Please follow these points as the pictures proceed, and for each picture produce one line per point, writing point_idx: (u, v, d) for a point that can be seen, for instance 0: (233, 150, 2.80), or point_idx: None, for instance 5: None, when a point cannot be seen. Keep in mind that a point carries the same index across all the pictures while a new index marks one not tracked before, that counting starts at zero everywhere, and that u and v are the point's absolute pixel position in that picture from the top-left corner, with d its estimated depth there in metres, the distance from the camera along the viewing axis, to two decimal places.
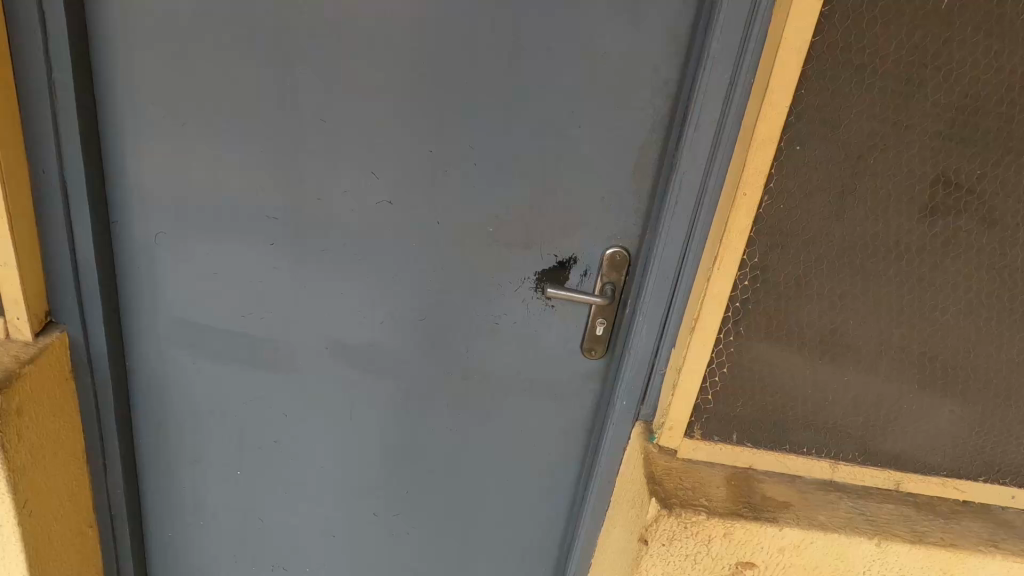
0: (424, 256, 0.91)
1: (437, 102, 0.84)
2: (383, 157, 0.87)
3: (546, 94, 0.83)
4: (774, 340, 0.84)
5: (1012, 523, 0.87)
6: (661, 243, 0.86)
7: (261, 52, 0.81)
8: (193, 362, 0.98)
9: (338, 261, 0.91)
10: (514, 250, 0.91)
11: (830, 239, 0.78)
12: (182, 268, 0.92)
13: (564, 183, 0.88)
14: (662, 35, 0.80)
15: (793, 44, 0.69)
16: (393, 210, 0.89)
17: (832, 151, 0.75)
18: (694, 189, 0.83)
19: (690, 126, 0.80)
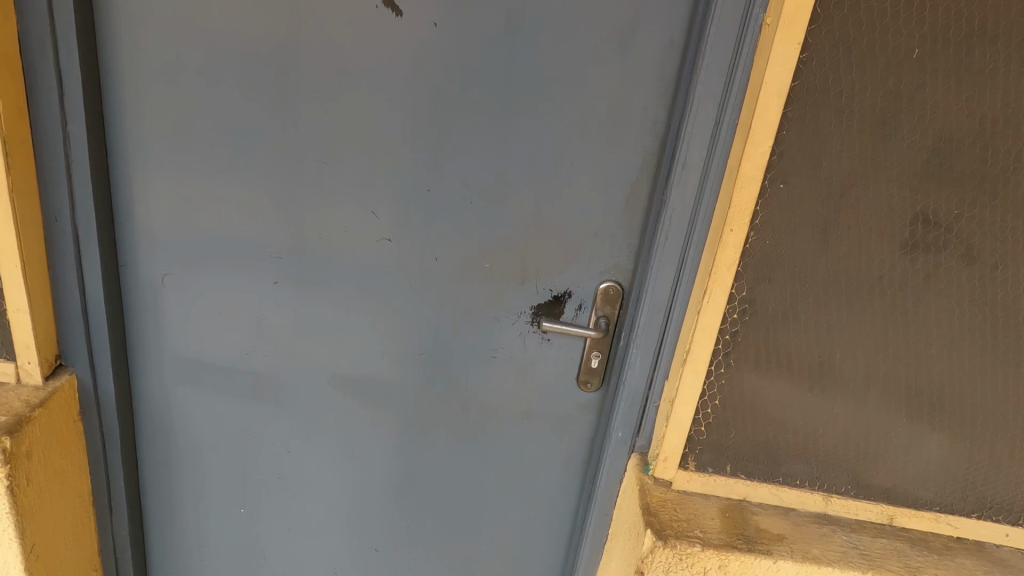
0: (421, 294, 0.93)
1: (432, 143, 0.86)
2: (380, 196, 0.89)
3: (538, 134, 0.86)
4: (764, 373, 0.85)
5: (1005, 561, 0.87)
6: (653, 276, 0.86)
7: (264, 100, 0.84)
8: (199, 398, 1.00)
9: (339, 299, 0.94)
10: (509, 284, 0.92)
11: (815, 274, 0.80)
12: (187, 308, 0.95)
13: (557, 220, 0.89)
14: (650, 76, 0.83)
15: (773, 87, 0.71)
16: (392, 248, 0.91)
17: (815, 189, 0.76)
18: (684, 224, 0.83)
19: (679, 164, 0.81)
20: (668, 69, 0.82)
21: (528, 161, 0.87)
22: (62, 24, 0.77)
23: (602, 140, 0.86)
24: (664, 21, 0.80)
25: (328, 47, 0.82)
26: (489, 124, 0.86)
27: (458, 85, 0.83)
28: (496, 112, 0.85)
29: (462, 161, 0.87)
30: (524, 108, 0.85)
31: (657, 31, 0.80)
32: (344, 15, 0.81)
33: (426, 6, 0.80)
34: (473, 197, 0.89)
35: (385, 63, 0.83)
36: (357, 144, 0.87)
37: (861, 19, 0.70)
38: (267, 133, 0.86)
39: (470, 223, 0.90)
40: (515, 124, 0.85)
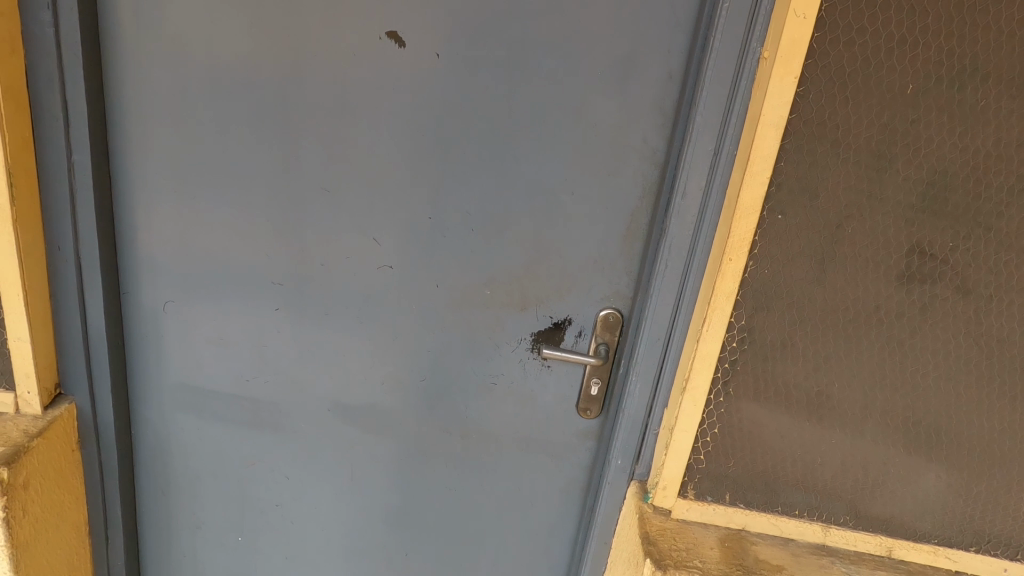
0: (421, 321, 0.94)
1: (433, 172, 0.87)
2: (382, 224, 0.90)
3: (538, 163, 0.86)
4: (763, 402, 0.85)
5: None
6: (653, 304, 0.87)
7: (267, 129, 0.85)
8: (198, 424, 1.00)
9: (339, 326, 0.94)
10: (509, 311, 0.93)
11: (813, 304, 0.81)
12: (188, 334, 0.95)
13: (556, 248, 0.90)
14: (650, 107, 0.83)
15: (770, 119, 0.72)
16: (393, 275, 0.92)
17: (812, 220, 0.77)
18: (683, 253, 0.83)
19: (679, 194, 0.82)
20: (667, 100, 0.83)
21: (528, 191, 0.87)
22: (69, 56, 0.78)
23: (602, 170, 0.86)
24: (663, 53, 0.81)
25: (332, 77, 0.83)
26: (489, 153, 0.86)
27: (459, 115, 0.84)
28: (497, 141, 0.85)
29: (462, 189, 0.88)
30: (525, 138, 0.85)
31: (657, 62, 0.82)
32: (348, 46, 0.82)
33: (428, 38, 0.81)
34: (473, 225, 0.89)
35: (387, 93, 0.84)
36: (359, 171, 0.87)
37: (856, 53, 0.71)
38: (271, 160, 0.87)
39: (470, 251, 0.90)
40: (516, 153, 0.86)
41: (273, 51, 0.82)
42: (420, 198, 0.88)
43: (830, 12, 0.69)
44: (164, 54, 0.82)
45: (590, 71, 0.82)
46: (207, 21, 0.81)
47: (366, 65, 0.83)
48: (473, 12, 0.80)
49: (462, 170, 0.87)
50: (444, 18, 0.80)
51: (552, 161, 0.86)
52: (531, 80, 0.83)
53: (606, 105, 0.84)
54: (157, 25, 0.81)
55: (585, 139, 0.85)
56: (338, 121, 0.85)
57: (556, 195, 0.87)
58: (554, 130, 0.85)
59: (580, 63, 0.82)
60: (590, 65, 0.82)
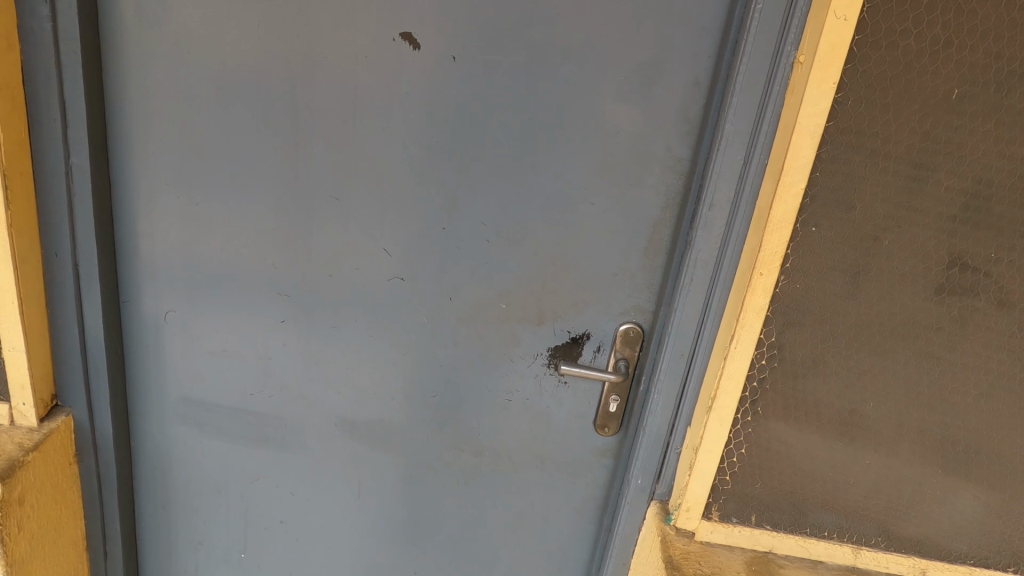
0: (433, 335, 0.90)
1: (447, 180, 0.83)
2: (392, 234, 0.86)
3: (557, 171, 0.82)
4: (792, 421, 0.82)
5: None
6: (676, 320, 0.83)
7: (274, 134, 0.82)
8: (200, 441, 0.97)
9: (348, 339, 0.91)
10: (525, 325, 0.89)
11: (847, 319, 0.77)
12: (191, 347, 0.91)
13: (575, 260, 0.86)
14: (675, 113, 0.79)
15: (807, 127, 0.69)
16: (405, 287, 0.88)
17: (848, 233, 0.74)
18: (709, 267, 0.80)
19: (705, 205, 0.78)
20: (693, 105, 0.79)
21: (547, 199, 0.83)
22: (68, 55, 0.74)
23: (623, 178, 0.82)
24: (690, 56, 0.77)
25: (343, 79, 0.79)
26: (507, 160, 0.82)
27: (476, 121, 0.81)
28: (514, 148, 0.82)
29: (478, 198, 0.84)
30: (544, 145, 0.81)
31: (683, 66, 0.78)
32: (360, 47, 0.78)
33: (444, 40, 0.77)
34: (490, 236, 0.85)
35: (400, 96, 0.80)
36: (370, 179, 0.83)
37: (899, 57, 0.67)
38: (277, 167, 0.83)
39: (484, 263, 0.86)
40: (534, 160, 0.82)
41: (282, 52, 0.78)
42: (432, 207, 0.84)
43: (872, 14, 0.66)
44: (166, 55, 0.78)
45: (614, 75, 0.78)
46: (213, 20, 0.77)
47: (379, 68, 0.79)
48: (491, 12, 0.76)
49: (477, 177, 0.83)
50: (461, 19, 0.76)
51: (571, 169, 0.82)
52: (551, 84, 0.79)
53: (629, 110, 0.80)
54: (159, 26, 0.77)
55: (607, 146, 0.81)
56: (349, 125, 0.81)
57: (576, 205, 0.84)
58: (575, 136, 0.81)
59: (602, 66, 0.78)
60: (613, 69, 0.78)
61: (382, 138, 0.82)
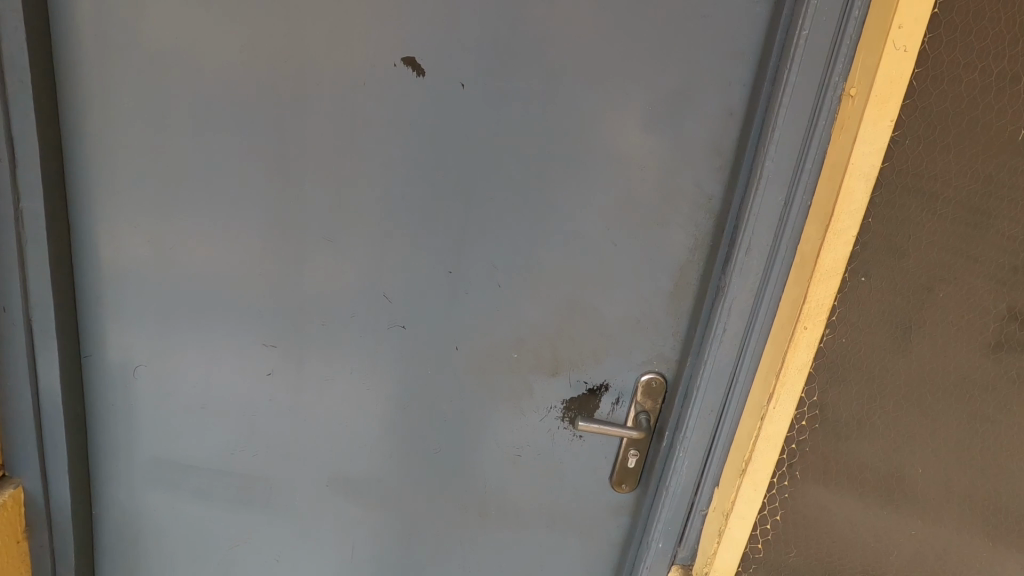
0: (437, 387, 0.81)
1: (452, 218, 0.75)
2: (391, 277, 0.77)
3: (575, 209, 0.74)
4: (832, 486, 0.75)
5: None
6: (704, 374, 0.74)
7: (258, 168, 0.72)
8: (172, 503, 0.87)
9: (342, 391, 0.82)
10: (538, 376, 0.81)
11: (894, 376, 0.70)
12: (163, 403, 0.82)
13: (593, 306, 0.78)
14: (706, 146, 0.72)
15: (861, 169, 0.63)
16: (406, 335, 0.79)
17: (899, 284, 0.67)
18: (743, 317, 0.70)
19: (740, 249, 0.68)
20: (727, 138, 0.71)
21: (564, 240, 0.75)
22: (17, 82, 0.65)
23: (648, 217, 0.74)
24: (725, 85, 0.69)
25: (335, 106, 0.70)
26: (519, 197, 0.74)
27: (484, 154, 0.72)
28: (528, 183, 0.73)
29: (487, 238, 0.75)
30: (561, 181, 0.73)
31: (716, 95, 0.70)
32: (356, 72, 0.69)
33: (450, 63, 0.69)
34: (500, 279, 0.77)
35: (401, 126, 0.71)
36: (366, 216, 0.75)
37: (962, 92, 0.61)
38: (261, 203, 0.74)
39: (493, 309, 0.78)
40: (549, 198, 0.74)
41: (265, 75, 0.69)
42: (436, 248, 0.76)
43: (934, 45, 0.60)
44: (133, 80, 0.69)
45: (639, 105, 0.70)
46: (185, 40, 0.67)
47: (377, 94, 0.70)
48: (504, 34, 0.67)
49: (486, 215, 0.74)
50: (470, 41, 0.68)
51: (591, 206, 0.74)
52: (570, 114, 0.71)
53: (656, 143, 0.72)
54: (124, 48, 0.67)
55: (631, 182, 0.73)
56: (342, 157, 0.72)
57: (595, 245, 0.75)
58: (595, 171, 0.73)
59: (627, 94, 0.70)
60: (639, 98, 0.70)
61: (380, 172, 0.73)
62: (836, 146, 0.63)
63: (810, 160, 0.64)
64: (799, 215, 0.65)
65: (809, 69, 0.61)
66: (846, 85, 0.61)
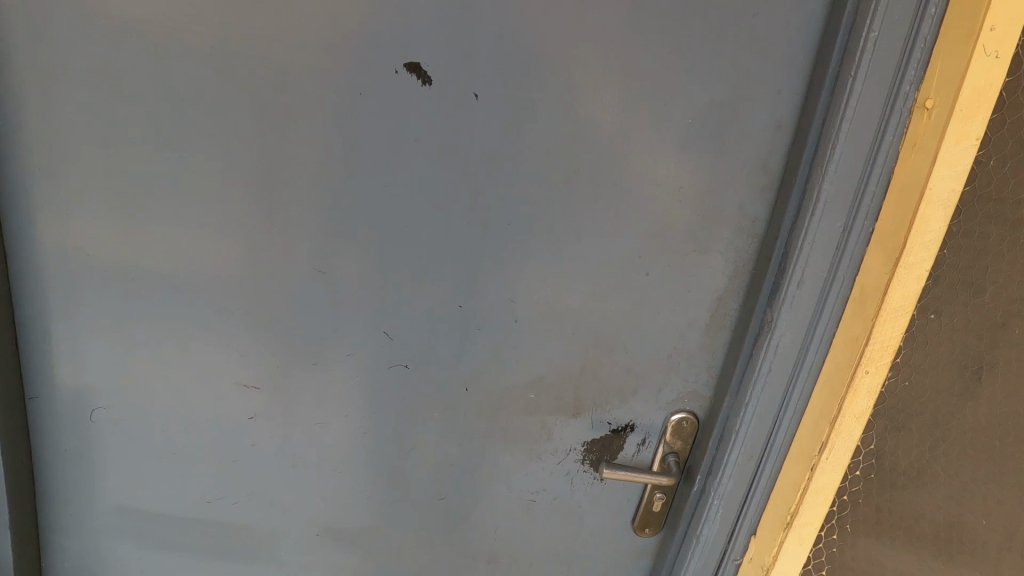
0: (442, 429, 0.73)
1: (456, 246, 0.65)
2: (387, 310, 0.68)
3: (602, 235, 0.65)
4: (883, 534, 0.69)
5: None
6: (745, 417, 0.66)
7: (232, 191, 0.62)
8: (137, 554, 0.79)
9: (336, 435, 0.73)
10: (556, 417, 0.72)
11: (960, 421, 0.63)
12: (127, 449, 0.73)
13: (619, 341, 0.69)
14: (753, 164, 0.62)
15: (940, 195, 0.55)
16: (410, 373, 0.70)
17: (969, 322, 0.60)
18: (791, 355, 0.63)
19: (791, 281, 0.60)
20: (776, 155, 0.62)
21: (588, 269, 0.66)
22: None
23: (684, 243, 0.65)
24: (777, 93, 0.59)
25: (320, 119, 0.59)
26: (535, 222, 0.64)
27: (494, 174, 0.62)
28: (545, 207, 0.63)
29: (501, 267, 0.66)
30: (583, 204, 0.64)
31: (767, 106, 0.60)
32: (346, 79, 0.58)
33: (460, 69, 0.58)
34: (515, 313, 0.68)
35: (402, 143, 0.60)
36: (357, 245, 0.65)
37: None
38: (235, 230, 0.63)
39: (506, 345, 0.69)
40: (569, 223, 0.64)
41: (233, 81, 0.57)
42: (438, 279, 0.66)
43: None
44: (77, 90, 0.57)
45: (676, 118, 0.60)
46: (130, 37, 0.56)
47: (369, 103, 0.59)
48: (524, 34, 0.57)
49: (496, 242, 0.65)
50: (480, 41, 0.57)
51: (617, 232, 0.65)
52: (596, 127, 0.61)
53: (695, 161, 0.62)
54: (64, 51, 0.56)
55: (665, 203, 0.64)
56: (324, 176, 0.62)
57: (623, 275, 0.66)
58: (621, 192, 0.63)
59: (662, 105, 0.60)
60: (677, 108, 0.60)
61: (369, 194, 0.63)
62: (909, 168, 0.54)
63: (873, 182, 0.56)
64: (861, 244, 0.58)
65: (880, 78, 0.52)
66: (917, 97, 0.52)
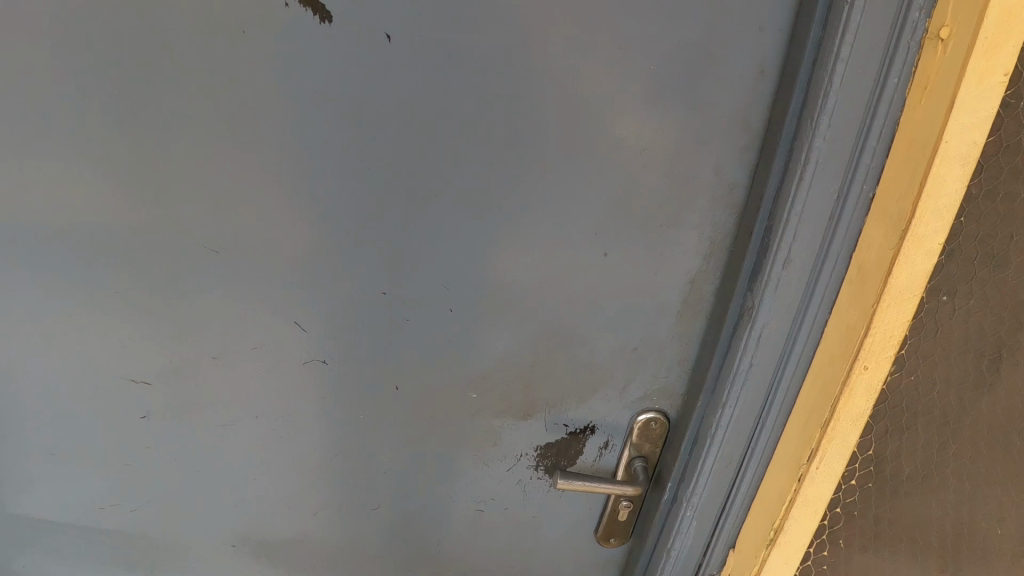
0: (369, 435, 0.63)
1: (372, 227, 0.53)
2: (293, 303, 0.56)
3: (553, 210, 0.53)
4: (882, 545, 0.60)
5: None
6: (722, 419, 0.56)
7: (87, 154, 0.49)
8: (36, 553, 0.72)
9: (244, 440, 0.63)
10: (505, 420, 0.62)
11: (975, 417, 0.53)
12: (9, 447, 0.64)
13: (573, 332, 0.58)
14: (733, 120, 0.50)
15: (958, 148, 0.45)
16: (329, 371, 0.59)
17: (993, 302, 0.49)
18: (777, 346, 0.53)
19: (775, 259, 0.50)
20: (759, 105, 0.50)
21: (537, 250, 0.55)
22: None
23: (649, 217, 0.53)
24: (765, 27, 0.47)
25: (185, 64, 0.46)
26: (467, 197, 0.52)
27: (413, 137, 0.49)
28: (478, 177, 0.51)
29: (431, 249, 0.54)
30: (524, 173, 0.51)
31: (751, 42, 0.47)
32: (216, 13, 0.44)
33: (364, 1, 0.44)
34: (449, 303, 0.57)
35: (295, 97, 0.47)
36: (248, 227, 0.52)
37: None
38: (96, 204, 0.51)
39: (441, 340, 0.58)
40: (509, 197, 0.52)
41: (58, 18, 0.44)
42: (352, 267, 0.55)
43: None
44: None
45: (638, 61, 0.47)
46: None
47: (244, 47, 0.45)
48: None
49: (421, 222, 0.53)
50: None
51: (569, 205, 0.53)
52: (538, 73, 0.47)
53: (661, 116, 0.50)
54: None
55: (625, 169, 0.52)
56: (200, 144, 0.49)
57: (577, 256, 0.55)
58: (572, 157, 0.51)
59: (619, 44, 0.47)
60: (638, 48, 0.47)
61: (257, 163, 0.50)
62: (919, 117, 0.44)
63: (873, 137, 0.46)
64: (858, 214, 0.48)
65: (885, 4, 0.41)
66: (928, 27, 0.42)
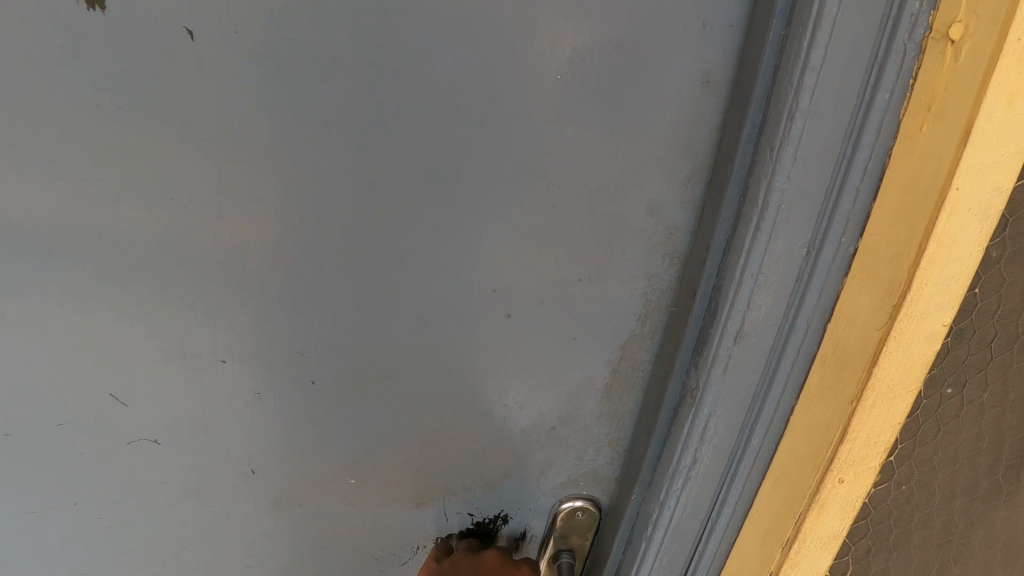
0: (212, 536, 0.49)
1: (183, 281, 0.37)
2: (90, 379, 0.40)
3: (440, 263, 0.40)
4: None
5: None
6: (658, 526, 0.44)
7: None
8: None
9: (38, 551, 0.47)
10: (392, 511, 0.49)
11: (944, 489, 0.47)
12: None
13: (477, 403, 0.46)
14: (671, 143, 0.37)
15: (970, 197, 0.35)
16: (153, 465, 0.45)
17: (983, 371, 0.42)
18: (728, 437, 0.41)
19: (722, 330, 0.38)
20: (709, 122, 0.37)
21: (420, 310, 0.42)
22: None
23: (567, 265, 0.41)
24: (709, 22, 0.34)
25: None
26: (318, 242, 0.37)
27: (229, 160, 0.34)
28: (330, 217, 0.37)
29: (278, 318, 0.40)
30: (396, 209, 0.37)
31: (696, 39, 0.34)
32: None
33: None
34: (308, 375, 0.43)
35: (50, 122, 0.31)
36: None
37: None
38: None
39: (304, 419, 0.45)
40: (376, 241, 0.38)
41: None
42: (164, 332, 0.39)
43: None
44: None
45: (545, 61, 0.34)
46: None
47: None
48: None
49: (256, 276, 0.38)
50: None
51: (460, 252, 0.40)
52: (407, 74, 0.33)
53: (579, 136, 0.36)
54: None
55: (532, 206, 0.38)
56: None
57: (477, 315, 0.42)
58: (462, 189, 0.37)
59: (517, 37, 0.33)
60: (545, 43, 0.33)
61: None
62: (924, 153, 0.33)
63: (855, 172, 0.33)
64: (835, 276, 0.36)
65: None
66: (932, 24, 0.29)
